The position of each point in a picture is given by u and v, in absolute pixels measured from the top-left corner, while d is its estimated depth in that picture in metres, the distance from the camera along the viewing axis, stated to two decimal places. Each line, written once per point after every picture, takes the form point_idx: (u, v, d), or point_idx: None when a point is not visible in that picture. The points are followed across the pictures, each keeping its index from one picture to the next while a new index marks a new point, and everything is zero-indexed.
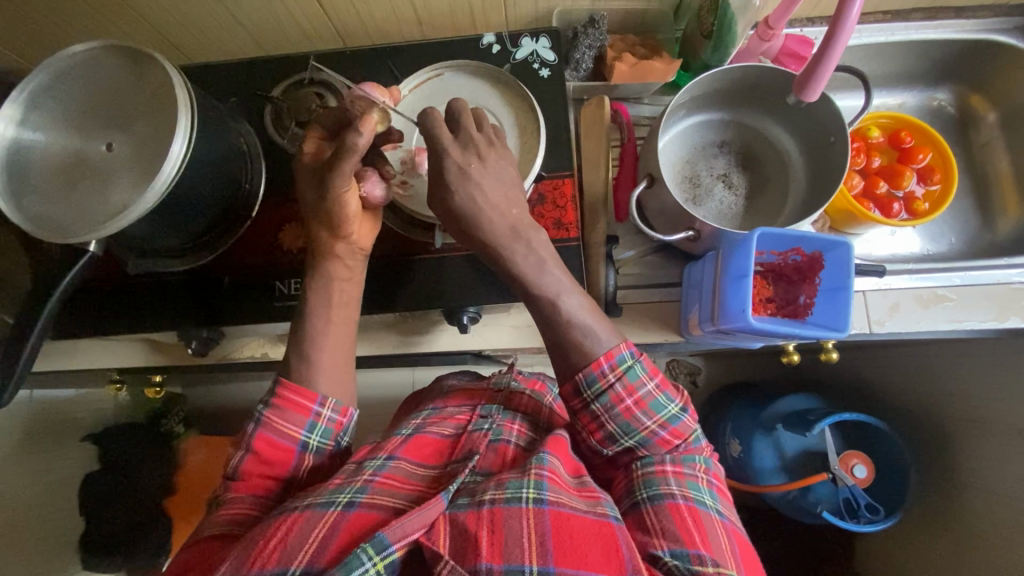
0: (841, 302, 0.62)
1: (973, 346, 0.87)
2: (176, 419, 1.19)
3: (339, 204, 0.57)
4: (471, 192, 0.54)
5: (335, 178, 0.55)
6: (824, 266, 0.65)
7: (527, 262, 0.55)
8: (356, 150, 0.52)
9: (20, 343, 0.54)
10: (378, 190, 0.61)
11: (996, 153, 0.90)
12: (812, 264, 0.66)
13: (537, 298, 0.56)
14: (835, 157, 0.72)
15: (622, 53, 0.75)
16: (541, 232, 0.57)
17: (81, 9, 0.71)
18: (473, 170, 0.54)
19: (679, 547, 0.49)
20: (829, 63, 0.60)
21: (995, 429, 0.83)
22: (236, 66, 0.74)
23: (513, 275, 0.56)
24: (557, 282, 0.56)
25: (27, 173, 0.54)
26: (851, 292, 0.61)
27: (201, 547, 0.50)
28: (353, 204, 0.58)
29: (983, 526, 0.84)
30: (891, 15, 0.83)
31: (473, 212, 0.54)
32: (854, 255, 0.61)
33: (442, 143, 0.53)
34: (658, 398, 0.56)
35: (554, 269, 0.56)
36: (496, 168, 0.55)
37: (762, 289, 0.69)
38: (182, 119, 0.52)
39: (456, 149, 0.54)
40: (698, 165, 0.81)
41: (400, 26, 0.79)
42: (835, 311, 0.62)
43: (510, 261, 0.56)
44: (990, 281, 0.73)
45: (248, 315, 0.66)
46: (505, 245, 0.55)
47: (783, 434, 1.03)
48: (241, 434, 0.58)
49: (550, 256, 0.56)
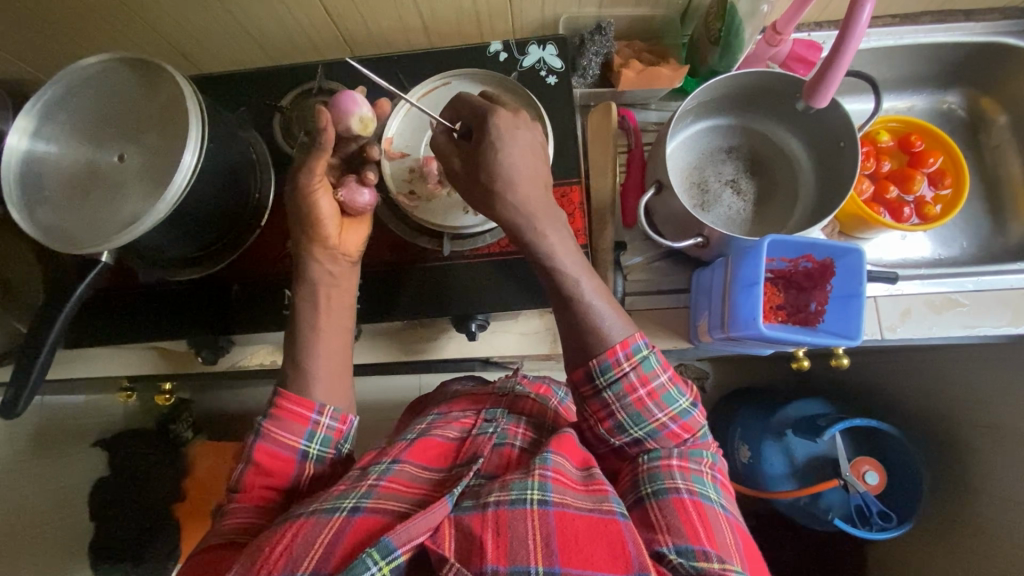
0: (854, 311, 0.62)
1: (990, 352, 0.85)
2: (184, 425, 1.16)
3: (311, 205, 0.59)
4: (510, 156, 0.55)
5: (301, 174, 0.58)
6: (834, 272, 0.65)
7: (555, 239, 0.57)
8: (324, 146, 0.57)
9: (34, 354, 0.54)
10: (363, 195, 0.62)
11: (1007, 155, 0.89)
12: (823, 270, 0.66)
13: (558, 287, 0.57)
14: (846, 163, 0.71)
15: (629, 60, 0.75)
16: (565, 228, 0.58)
17: (94, 23, 0.72)
18: (519, 133, 0.56)
19: (683, 543, 0.48)
20: (836, 73, 0.60)
21: (1011, 436, 0.82)
22: (246, 77, 0.75)
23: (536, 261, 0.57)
24: (575, 265, 0.57)
25: (40, 183, 0.55)
26: (863, 299, 0.61)
27: (207, 555, 0.50)
28: (325, 207, 0.59)
29: (1000, 534, 0.82)
30: (899, 19, 0.83)
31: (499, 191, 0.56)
32: (866, 262, 0.61)
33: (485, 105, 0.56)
34: (671, 390, 0.57)
35: (565, 257, 0.57)
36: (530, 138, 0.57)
37: (773, 297, 0.69)
38: (192, 131, 0.53)
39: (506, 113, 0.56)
40: (706, 171, 0.80)
41: (408, 36, 0.79)
42: (847, 319, 0.63)
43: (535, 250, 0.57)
44: (1002, 286, 0.72)
45: (258, 322, 0.67)
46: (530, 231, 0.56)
47: (793, 439, 1.02)
48: (241, 447, 0.58)
49: (566, 241, 0.57)
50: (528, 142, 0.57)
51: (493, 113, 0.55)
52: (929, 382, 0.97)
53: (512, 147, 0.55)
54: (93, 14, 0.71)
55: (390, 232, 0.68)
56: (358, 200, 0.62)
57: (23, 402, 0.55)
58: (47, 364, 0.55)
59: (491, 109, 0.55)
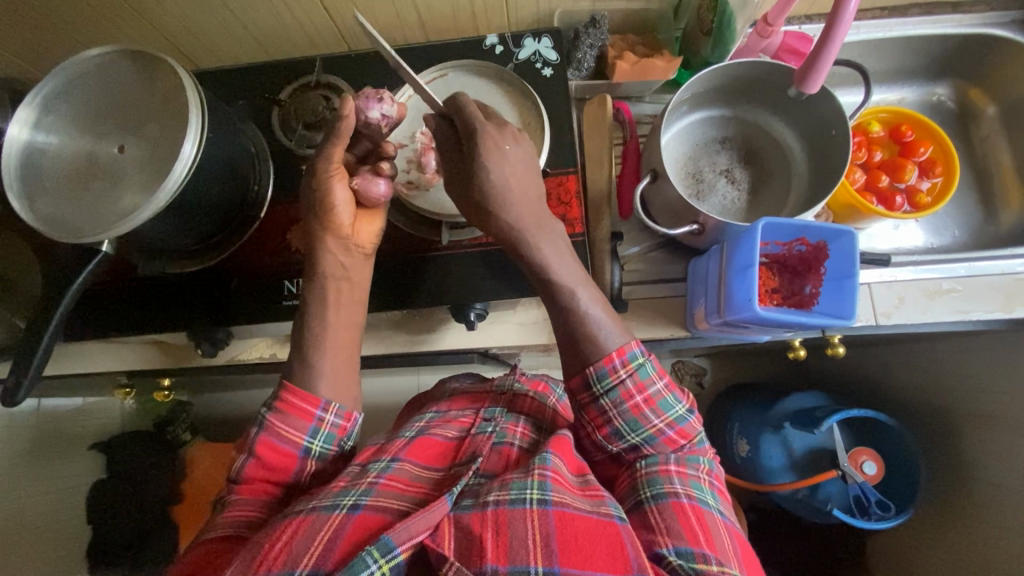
0: (847, 293, 0.62)
1: (982, 340, 0.86)
2: (182, 427, 1.17)
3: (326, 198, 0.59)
4: (506, 173, 0.56)
5: (319, 161, 0.58)
6: (828, 255, 0.65)
7: (551, 251, 0.57)
8: (341, 134, 0.56)
9: (33, 346, 0.54)
10: (378, 186, 0.61)
11: (997, 146, 0.90)
12: (817, 253, 0.67)
13: (556, 289, 0.57)
14: (836, 151, 0.72)
15: (622, 52, 0.76)
16: (558, 225, 0.60)
17: (93, 19, 0.73)
18: (509, 150, 0.56)
19: (683, 546, 0.49)
20: (826, 58, 0.61)
21: (1006, 422, 0.82)
22: (242, 72, 0.76)
23: (533, 262, 0.57)
24: (571, 275, 0.58)
25: (40, 174, 0.55)
26: (856, 281, 0.62)
27: (209, 545, 0.49)
28: (340, 196, 0.60)
29: (995, 520, 0.83)
30: (887, 11, 0.84)
31: (504, 197, 0.56)
32: (859, 244, 0.61)
33: (473, 121, 0.55)
34: (668, 397, 0.57)
35: (570, 260, 0.59)
36: (524, 152, 0.58)
37: (768, 280, 0.71)
38: (193, 120, 0.53)
39: (490, 126, 0.56)
40: (701, 162, 0.81)
41: (404, 32, 0.80)
42: (842, 301, 0.63)
43: (535, 250, 0.57)
44: (992, 272, 0.73)
45: (253, 315, 0.67)
46: (531, 231, 0.57)
47: (790, 432, 1.03)
48: (243, 438, 0.58)
49: (566, 249, 0.59)
50: (518, 156, 0.57)
51: (482, 129, 0.55)
52: (924, 372, 0.98)
53: (502, 165, 0.56)
54: (93, 11, 0.71)
55: (390, 224, 0.68)
56: (372, 190, 0.60)
57: (23, 391, 0.54)
58: (46, 357, 0.55)
59: (477, 128, 0.55)
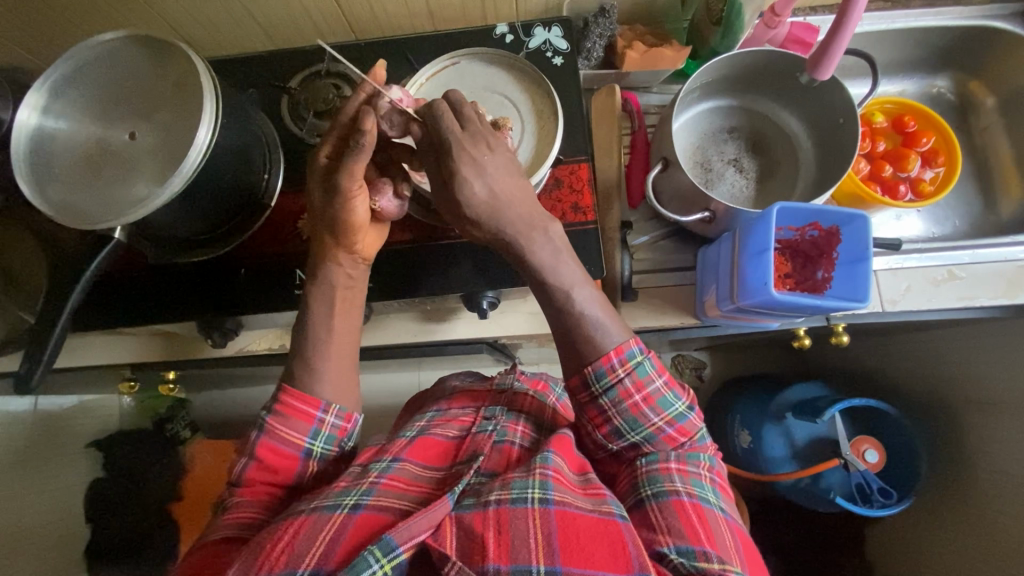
0: (860, 276, 0.62)
1: (982, 333, 0.85)
2: (182, 424, 1.20)
3: (346, 209, 0.55)
4: (489, 184, 0.53)
5: (341, 177, 0.53)
6: (840, 240, 0.64)
7: (544, 252, 0.56)
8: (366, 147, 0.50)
9: (48, 334, 0.55)
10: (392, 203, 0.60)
11: (996, 136, 0.88)
12: (829, 238, 0.65)
13: (550, 290, 0.57)
14: (847, 140, 0.71)
15: (632, 41, 0.75)
16: (556, 223, 0.58)
17: (95, 8, 0.71)
18: (486, 161, 0.52)
19: (684, 544, 0.49)
20: (839, 44, 0.59)
21: (1007, 411, 0.82)
22: (249, 62, 0.75)
23: (528, 266, 0.56)
24: (570, 276, 0.57)
25: (51, 160, 0.54)
26: (870, 264, 0.61)
27: (209, 550, 0.50)
28: (360, 210, 0.56)
29: (997, 507, 0.84)
30: (891, 2, 0.82)
31: (490, 208, 0.54)
32: (871, 228, 0.60)
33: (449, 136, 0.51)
34: (667, 394, 0.57)
35: (568, 261, 0.57)
36: (506, 158, 0.54)
37: (781, 267, 0.68)
38: (207, 106, 0.53)
39: (465, 140, 0.52)
40: (709, 151, 0.80)
41: (411, 21, 0.78)
42: (855, 285, 0.62)
43: (528, 251, 0.56)
44: (996, 258, 0.72)
45: (263, 305, 0.67)
46: (521, 235, 0.55)
47: (793, 422, 1.04)
48: (244, 441, 0.58)
49: (565, 247, 0.57)
50: (499, 165, 0.54)
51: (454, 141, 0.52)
52: (923, 363, 0.98)
53: (481, 176, 0.53)
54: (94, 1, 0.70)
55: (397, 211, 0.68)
56: (386, 207, 0.60)
57: (37, 377, 0.55)
58: (59, 346, 0.56)
59: (450, 146, 0.51)
